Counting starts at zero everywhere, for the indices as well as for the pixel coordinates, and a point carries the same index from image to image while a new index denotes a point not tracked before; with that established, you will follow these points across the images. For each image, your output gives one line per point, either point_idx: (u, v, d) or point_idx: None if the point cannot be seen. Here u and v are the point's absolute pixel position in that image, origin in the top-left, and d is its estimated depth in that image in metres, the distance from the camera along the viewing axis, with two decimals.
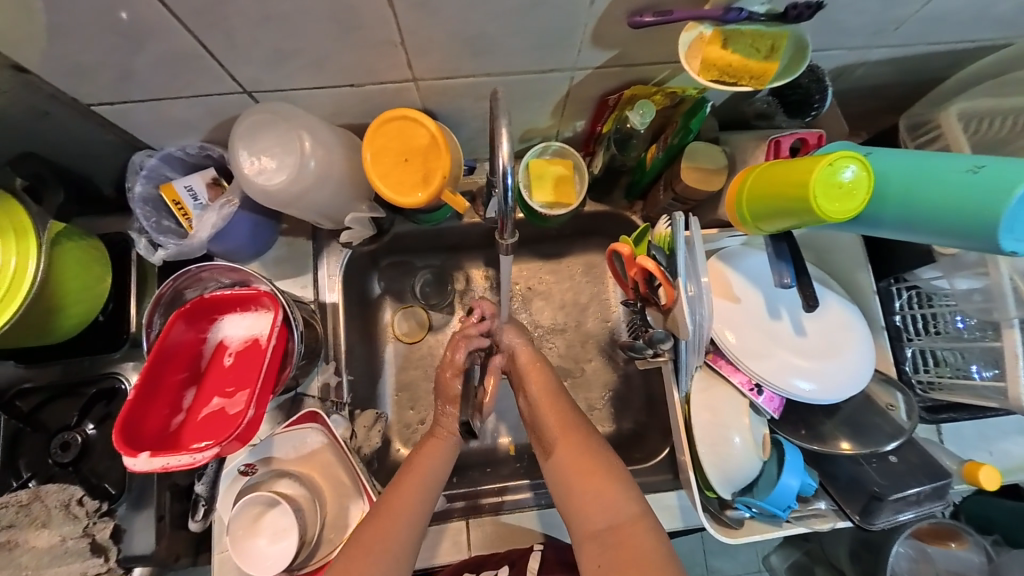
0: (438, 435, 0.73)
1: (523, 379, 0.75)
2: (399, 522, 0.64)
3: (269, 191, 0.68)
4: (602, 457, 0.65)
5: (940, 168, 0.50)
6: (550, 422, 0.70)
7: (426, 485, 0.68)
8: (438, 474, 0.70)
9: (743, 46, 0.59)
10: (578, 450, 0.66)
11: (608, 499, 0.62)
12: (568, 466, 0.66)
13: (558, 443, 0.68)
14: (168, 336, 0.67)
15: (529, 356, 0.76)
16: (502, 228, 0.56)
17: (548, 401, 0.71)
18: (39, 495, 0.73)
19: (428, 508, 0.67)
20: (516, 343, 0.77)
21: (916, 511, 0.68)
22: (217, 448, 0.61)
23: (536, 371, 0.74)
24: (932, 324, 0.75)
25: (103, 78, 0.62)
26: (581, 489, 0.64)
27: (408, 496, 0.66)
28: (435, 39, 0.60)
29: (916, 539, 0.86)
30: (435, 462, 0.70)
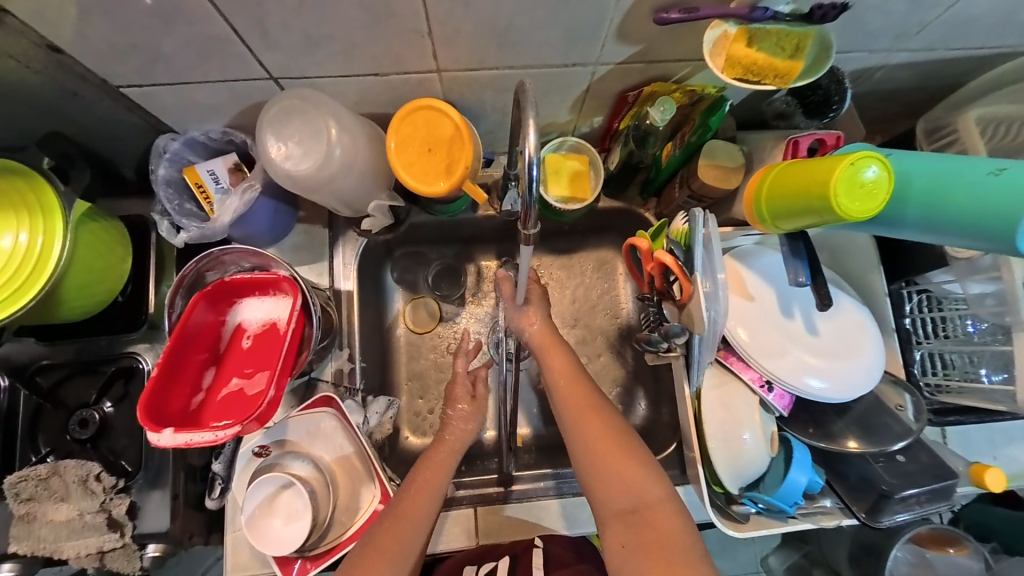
0: (443, 445, 0.75)
1: (542, 358, 0.76)
2: (411, 524, 0.66)
3: (295, 176, 0.69)
4: (626, 437, 0.66)
5: (962, 171, 0.51)
6: (571, 405, 0.70)
7: (433, 494, 0.69)
8: (443, 487, 0.71)
9: (768, 45, 0.59)
10: (604, 429, 0.67)
11: (636, 479, 0.63)
12: (593, 445, 0.66)
13: (580, 423, 0.68)
14: (189, 319, 0.68)
15: (546, 336, 0.78)
16: (525, 219, 0.57)
17: (568, 378, 0.72)
18: (57, 470, 0.75)
19: (437, 513, 0.69)
20: (533, 328, 0.79)
21: (917, 512, 0.69)
22: (238, 426, 0.62)
23: (554, 349, 0.75)
24: (942, 327, 0.76)
25: (135, 59, 0.63)
26: (606, 470, 0.64)
27: (418, 505, 0.68)
28: (463, 31, 0.61)
29: (916, 544, 0.88)
30: (443, 471, 0.72)
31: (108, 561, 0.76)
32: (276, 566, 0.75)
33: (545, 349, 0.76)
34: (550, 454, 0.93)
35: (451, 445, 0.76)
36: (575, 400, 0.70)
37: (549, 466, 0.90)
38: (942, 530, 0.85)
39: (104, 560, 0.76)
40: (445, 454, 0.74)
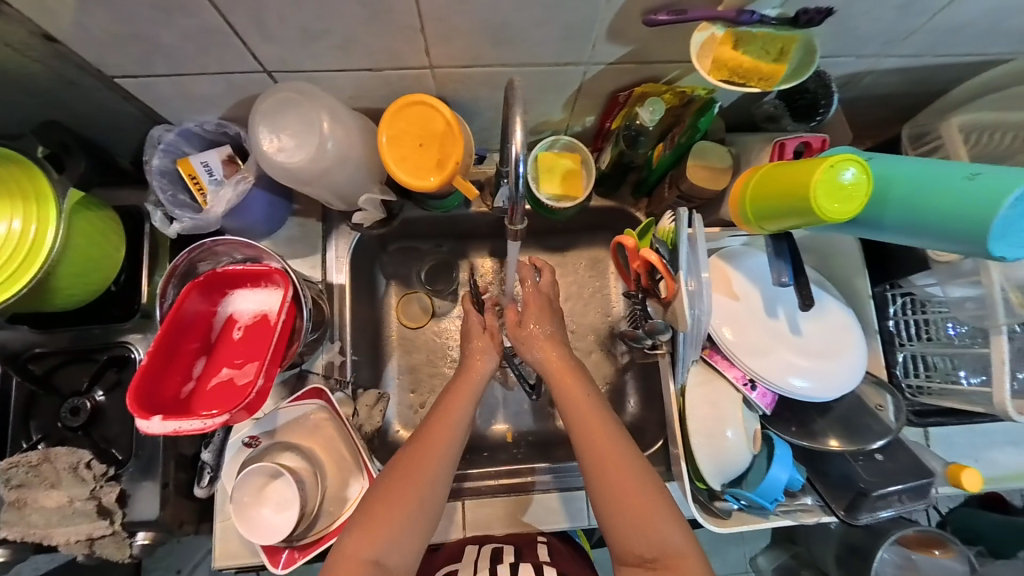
0: (466, 377, 0.78)
1: (557, 387, 0.75)
2: (438, 453, 0.69)
3: (289, 169, 0.70)
4: (647, 485, 0.65)
5: (938, 175, 0.52)
6: (593, 444, 0.68)
7: (457, 426, 0.72)
8: (465, 417, 0.74)
9: (755, 48, 0.61)
10: (624, 476, 0.65)
11: (657, 530, 0.62)
12: (617, 491, 0.64)
13: (602, 464, 0.66)
14: (182, 308, 0.69)
15: (563, 364, 0.76)
16: (512, 215, 0.59)
17: (591, 412, 0.70)
18: (48, 456, 0.76)
19: (458, 444, 0.72)
20: (547, 354, 0.78)
21: (897, 509, 0.70)
22: (226, 415, 0.63)
23: (569, 376, 0.74)
24: (925, 330, 0.77)
25: (131, 50, 0.63)
26: (627, 520, 0.63)
27: (444, 435, 0.71)
28: (459, 27, 0.62)
29: (903, 547, 0.90)
30: (464, 403, 0.75)
31: (98, 548, 0.77)
32: (265, 555, 0.76)
33: (559, 378, 0.75)
34: (540, 450, 0.94)
35: (452, 411, 0.73)
36: (596, 440, 0.68)
37: (538, 462, 0.91)
38: (928, 532, 0.86)
39: (95, 547, 0.77)
40: (468, 385, 0.77)
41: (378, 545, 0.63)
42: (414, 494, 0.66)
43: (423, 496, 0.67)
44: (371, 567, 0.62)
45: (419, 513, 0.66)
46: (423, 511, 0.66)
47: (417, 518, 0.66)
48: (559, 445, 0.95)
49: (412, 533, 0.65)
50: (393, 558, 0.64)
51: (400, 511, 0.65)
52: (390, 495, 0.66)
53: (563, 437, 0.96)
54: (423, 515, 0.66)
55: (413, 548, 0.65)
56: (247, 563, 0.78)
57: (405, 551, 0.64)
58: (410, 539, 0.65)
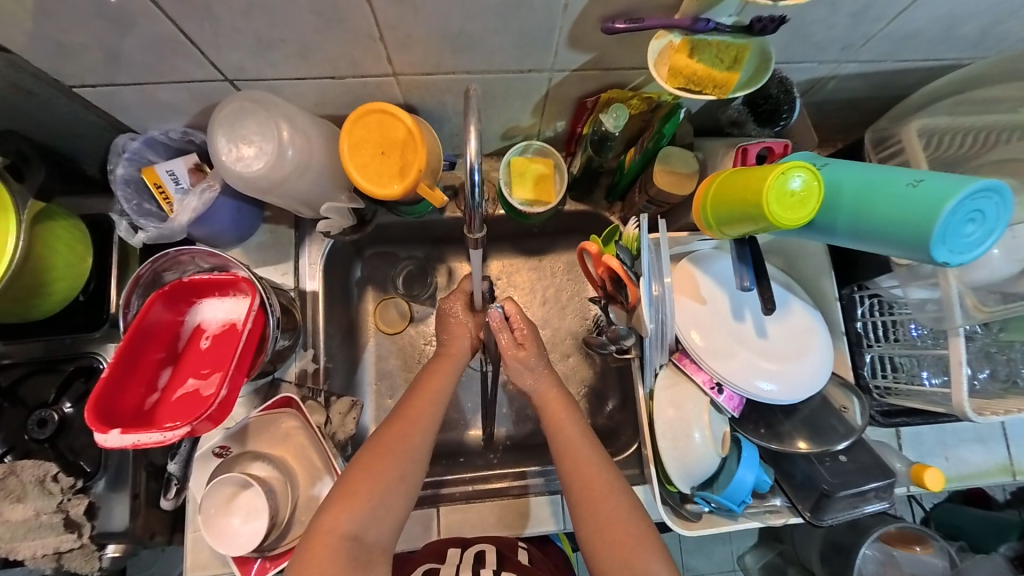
0: (443, 359, 0.78)
1: (550, 421, 0.73)
2: (419, 438, 0.69)
3: (248, 178, 0.69)
4: (637, 524, 0.64)
5: (885, 180, 0.53)
6: (579, 474, 0.67)
7: (439, 396, 0.73)
8: (447, 390, 0.75)
9: (708, 56, 0.61)
10: (614, 515, 0.64)
11: (640, 562, 0.62)
12: (603, 522, 0.64)
13: (587, 493, 0.66)
14: (146, 317, 0.68)
15: (553, 394, 0.75)
16: (470, 223, 0.60)
17: (578, 442, 0.70)
18: (14, 469, 0.75)
19: (438, 418, 0.72)
20: (541, 386, 0.76)
21: (879, 504, 0.71)
22: (188, 426, 0.62)
23: (562, 412, 0.73)
24: (892, 331, 0.78)
25: (87, 60, 0.63)
26: (610, 551, 0.63)
27: (423, 419, 0.71)
28: (417, 35, 0.62)
29: (884, 543, 0.91)
30: (445, 380, 0.75)
31: (66, 561, 0.77)
32: (235, 566, 0.74)
33: (550, 411, 0.73)
34: (519, 453, 0.94)
35: (427, 400, 0.72)
36: (590, 481, 0.67)
37: (527, 463, 0.92)
38: (909, 529, 0.89)
39: (62, 560, 0.77)
40: (447, 365, 0.78)
41: (355, 520, 0.63)
42: (396, 468, 0.66)
43: (403, 472, 0.66)
44: (348, 543, 0.62)
45: (400, 489, 0.66)
46: (405, 486, 0.66)
47: (401, 490, 0.66)
48: (538, 447, 0.95)
49: (393, 508, 0.65)
50: (371, 534, 0.63)
51: (378, 484, 0.65)
52: (371, 467, 0.65)
53: (542, 440, 0.96)
54: (405, 488, 0.66)
55: (392, 523, 0.65)
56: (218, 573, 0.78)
57: (384, 527, 0.65)
58: (391, 513, 0.65)
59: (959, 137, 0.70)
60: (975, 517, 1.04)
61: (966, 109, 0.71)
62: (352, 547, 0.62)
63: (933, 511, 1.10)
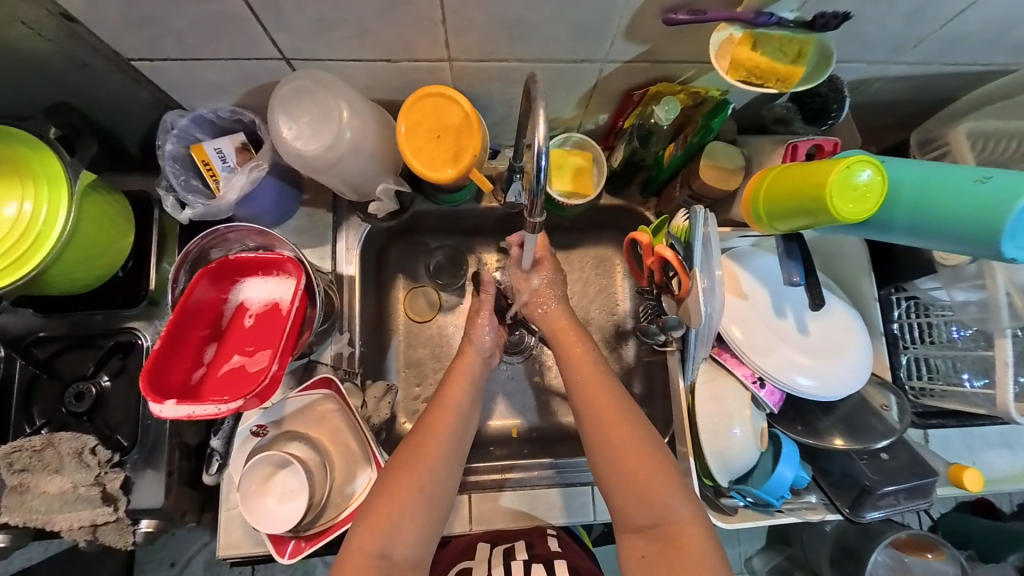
0: (456, 373, 0.75)
1: (561, 349, 0.75)
2: (439, 447, 0.68)
3: (305, 156, 0.70)
4: (652, 455, 0.64)
5: (952, 178, 0.55)
6: (592, 402, 0.69)
7: (458, 410, 0.71)
8: (467, 401, 0.73)
9: (771, 50, 0.62)
10: (629, 444, 0.65)
11: (659, 497, 0.62)
12: (619, 456, 0.65)
13: (603, 423, 0.67)
14: (191, 295, 0.68)
15: (566, 327, 0.77)
16: (531, 207, 0.60)
17: (588, 370, 0.72)
18: (52, 442, 0.75)
19: (460, 429, 0.70)
20: (553, 317, 0.78)
21: (887, 510, 0.72)
22: (239, 401, 0.62)
23: (576, 342, 0.74)
24: (928, 333, 0.79)
25: (147, 34, 0.63)
26: (628, 486, 0.63)
27: (442, 433, 0.69)
28: (475, 21, 0.62)
29: (895, 549, 0.90)
30: (463, 393, 0.73)
31: (101, 535, 0.77)
32: (270, 545, 0.75)
33: (564, 342, 0.75)
34: (543, 446, 0.92)
35: (447, 419, 0.70)
36: (605, 413, 0.68)
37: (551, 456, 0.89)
38: (919, 536, 0.87)
39: (97, 534, 0.77)
40: (464, 367, 0.76)
41: (383, 537, 0.62)
42: (417, 480, 0.65)
43: (424, 482, 0.65)
44: (378, 561, 0.62)
45: (422, 501, 0.65)
46: (423, 498, 0.65)
47: (419, 503, 0.64)
48: (562, 440, 0.94)
49: (416, 522, 0.64)
50: (399, 550, 0.63)
51: (407, 502, 0.64)
52: (394, 479, 0.65)
53: (565, 433, 0.94)
54: (433, 507, 0.65)
55: (418, 539, 0.64)
56: (250, 553, 0.77)
57: (410, 541, 0.63)
58: (412, 527, 0.64)
59: (991, 143, 0.74)
60: (985, 525, 1.03)
61: (999, 118, 0.73)
62: (380, 564, 0.61)
63: (940, 519, 1.10)
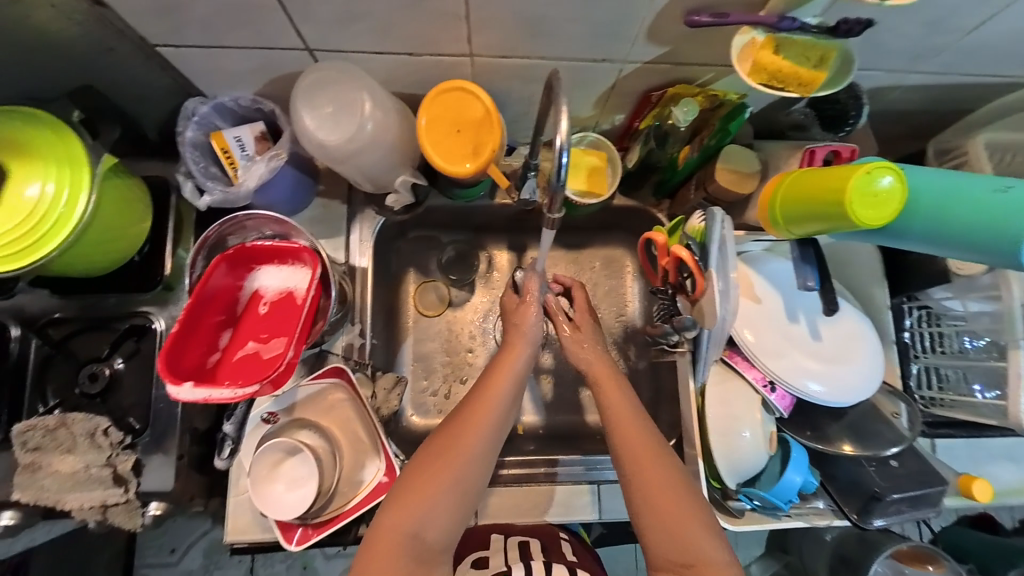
0: (501, 365, 0.73)
1: (600, 391, 0.74)
2: (477, 438, 0.67)
3: (325, 146, 0.71)
4: (688, 497, 0.64)
5: (974, 187, 0.55)
6: (629, 442, 0.67)
7: (500, 403, 0.70)
8: (510, 395, 0.71)
9: (794, 55, 0.62)
10: (665, 483, 0.64)
11: (695, 542, 0.61)
12: (655, 496, 0.64)
13: (640, 464, 0.66)
14: (208, 281, 0.69)
15: (605, 369, 0.76)
16: (550, 203, 0.60)
17: (628, 412, 0.70)
18: (65, 422, 0.76)
19: (501, 426, 0.69)
20: (592, 360, 0.78)
21: (888, 518, 0.72)
22: (256, 386, 0.63)
23: (615, 385, 0.73)
24: (939, 343, 0.79)
25: (173, 20, 0.64)
26: (662, 527, 0.62)
27: (480, 431, 0.67)
28: (498, 17, 0.63)
29: (895, 561, 0.90)
30: (507, 387, 0.71)
31: (110, 515, 0.77)
32: (277, 531, 0.75)
33: (604, 382, 0.74)
34: (550, 443, 0.93)
35: (489, 415, 0.69)
36: (643, 454, 0.66)
37: (556, 453, 0.90)
38: (921, 548, 0.87)
39: (107, 514, 0.77)
40: (510, 363, 0.74)
41: (415, 518, 0.62)
42: (452, 471, 0.65)
43: (459, 473, 0.65)
44: (410, 540, 0.62)
45: (452, 489, 0.64)
46: (457, 488, 0.65)
47: (452, 490, 0.64)
48: (568, 439, 0.94)
49: (447, 508, 0.64)
50: (431, 533, 0.63)
51: (439, 486, 0.64)
52: (431, 463, 0.65)
53: (571, 432, 0.95)
54: (463, 493, 0.65)
55: (451, 524, 0.64)
56: (256, 539, 0.78)
57: (443, 525, 0.63)
58: (444, 513, 0.64)
59: (1008, 155, 0.74)
60: (983, 539, 1.03)
61: (1016, 131, 0.73)
62: (413, 544, 0.62)
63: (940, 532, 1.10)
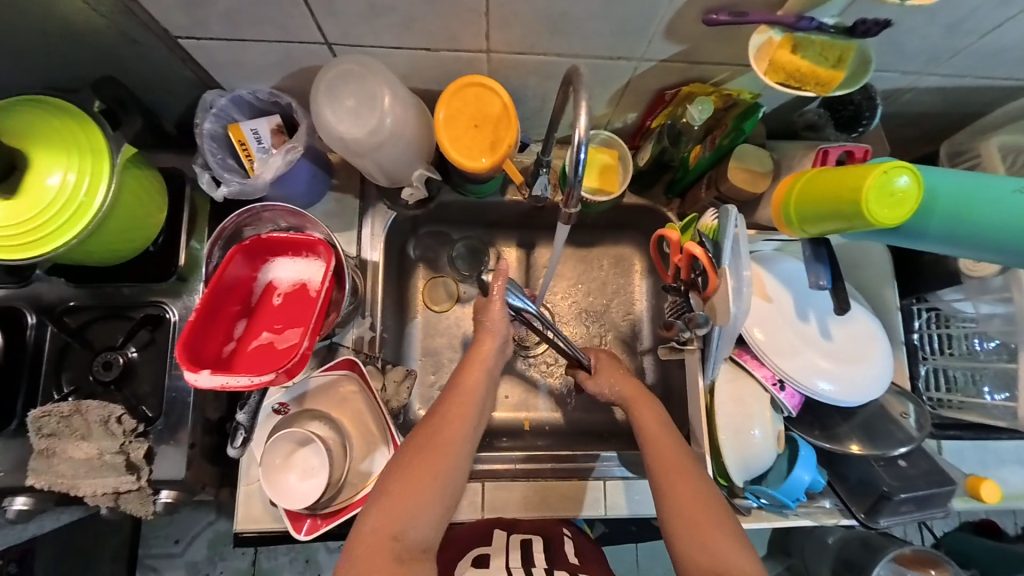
0: (476, 358, 0.74)
1: (633, 410, 0.74)
2: (457, 435, 0.67)
3: (346, 140, 0.71)
4: (719, 511, 0.63)
5: (992, 188, 0.56)
6: (662, 456, 0.67)
7: (474, 399, 0.70)
8: (483, 388, 0.72)
9: (812, 54, 0.63)
10: (696, 497, 0.64)
11: (728, 557, 0.59)
12: (687, 509, 0.63)
13: (672, 477, 0.65)
14: (226, 271, 0.70)
15: (637, 390, 0.77)
16: (567, 198, 0.61)
17: (661, 428, 0.71)
18: (80, 409, 0.77)
19: (474, 421, 0.69)
20: (622, 383, 0.78)
21: (897, 518, 0.73)
22: (272, 374, 0.64)
23: (648, 404, 0.74)
24: (948, 345, 0.79)
25: (198, 12, 0.64)
26: (694, 542, 0.61)
27: (460, 425, 0.67)
28: (519, 14, 0.63)
29: (899, 565, 0.89)
30: (481, 378, 0.72)
31: (123, 502, 0.78)
32: (287, 521, 0.76)
33: (636, 401, 0.75)
34: (557, 439, 0.93)
35: (470, 404, 0.69)
36: (675, 469, 0.66)
37: (563, 450, 0.90)
38: (922, 551, 0.86)
39: (120, 501, 0.78)
40: (484, 353, 0.74)
41: (401, 518, 0.61)
42: (436, 467, 0.64)
43: (443, 471, 0.64)
44: (391, 543, 0.60)
45: (435, 488, 0.63)
46: (441, 486, 0.63)
47: (436, 489, 0.63)
48: (575, 435, 0.94)
49: (432, 508, 0.63)
50: (412, 534, 0.61)
51: (425, 484, 0.63)
52: (417, 460, 0.64)
53: (577, 428, 0.95)
54: (446, 491, 0.64)
55: (435, 522, 0.63)
56: (269, 528, 0.79)
57: (425, 524, 0.62)
58: (430, 512, 0.63)
59: (1021, 159, 0.74)
60: (988, 545, 1.03)
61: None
62: (394, 547, 0.60)
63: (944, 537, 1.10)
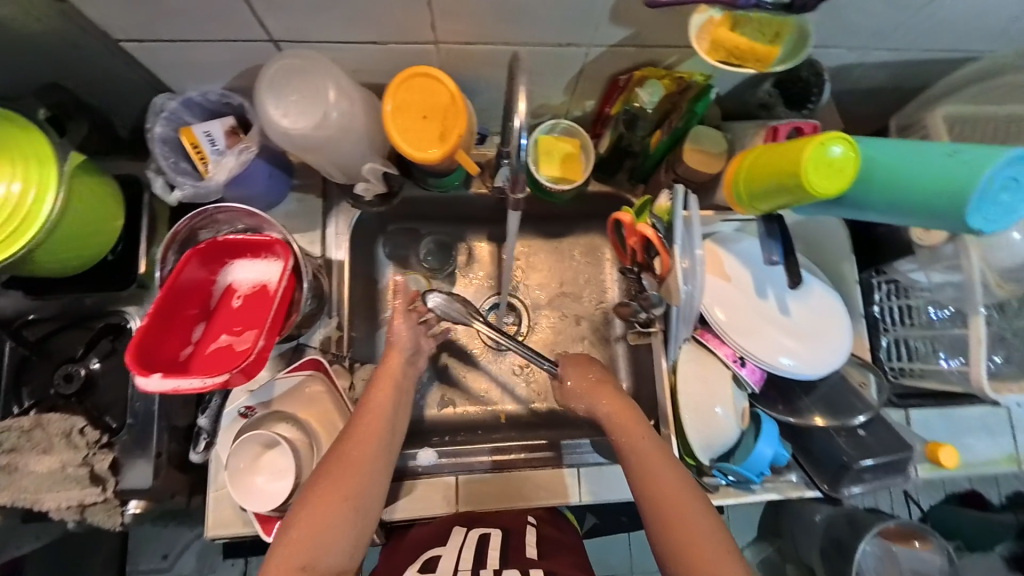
0: (384, 374, 0.75)
1: (619, 431, 0.72)
2: (366, 455, 0.68)
3: (291, 134, 0.71)
4: (714, 535, 0.61)
5: (925, 153, 0.56)
6: (653, 482, 0.66)
7: (383, 418, 0.71)
8: (392, 405, 0.73)
9: (751, 31, 0.63)
10: (690, 523, 0.62)
11: None
12: (681, 536, 0.62)
13: (664, 505, 0.64)
14: (181, 274, 0.69)
15: (623, 407, 0.74)
16: (515, 182, 0.60)
17: (652, 451, 0.68)
18: (41, 422, 0.75)
19: (389, 440, 0.70)
20: (604, 400, 0.75)
21: (865, 486, 0.74)
22: (225, 375, 0.63)
23: (637, 425, 0.71)
24: (908, 315, 0.80)
25: (138, 13, 0.63)
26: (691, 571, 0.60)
27: (368, 448, 0.68)
28: (460, 3, 0.63)
29: (883, 539, 0.90)
30: (389, 398, 0.73)
31: (89, 514, 0.77)
32: (257, 524, 0.75)
33: (624, 423, 0.72)
34: (533, 431, 0.93)
35: (378, 423, 0.71)
36: (667, 497, 0.64)
37: (538, 441, 0.90)
38: (907, 524, 0.88)
39: (85, 514, 0.77)
40: (390, 367, 0.76)
41: (311, 548, 0.61)
42: (351, 485, 0.65)
43: (359, 490, 0.66)
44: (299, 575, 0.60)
45: (348, 510, 0.64)
46: (352, 507, 0.64)
47: (347, 509, 0.64)
48: (550, 426, 0.94)
49: (342, 530, 0.63)
50: (325, 560, 0.61)
51: (336, 505, 0.64)
52: (335, 481, 0.65)
53: (553, 419, 0.95)
54: (359, 517, 0.65)
55: (346, 545, 0.63)
56: (239, 532, 0.78)
57: (339, 550, 0.62)
58: (343, 536, 0.63)
59: (969, 129, 0.76)
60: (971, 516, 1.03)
61: (976, 105, 0.75)
62: None
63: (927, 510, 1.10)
